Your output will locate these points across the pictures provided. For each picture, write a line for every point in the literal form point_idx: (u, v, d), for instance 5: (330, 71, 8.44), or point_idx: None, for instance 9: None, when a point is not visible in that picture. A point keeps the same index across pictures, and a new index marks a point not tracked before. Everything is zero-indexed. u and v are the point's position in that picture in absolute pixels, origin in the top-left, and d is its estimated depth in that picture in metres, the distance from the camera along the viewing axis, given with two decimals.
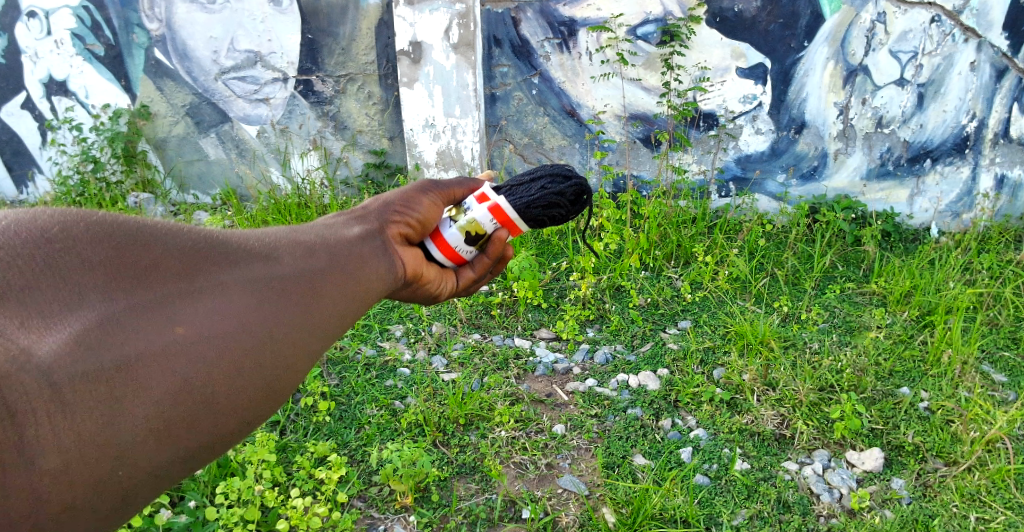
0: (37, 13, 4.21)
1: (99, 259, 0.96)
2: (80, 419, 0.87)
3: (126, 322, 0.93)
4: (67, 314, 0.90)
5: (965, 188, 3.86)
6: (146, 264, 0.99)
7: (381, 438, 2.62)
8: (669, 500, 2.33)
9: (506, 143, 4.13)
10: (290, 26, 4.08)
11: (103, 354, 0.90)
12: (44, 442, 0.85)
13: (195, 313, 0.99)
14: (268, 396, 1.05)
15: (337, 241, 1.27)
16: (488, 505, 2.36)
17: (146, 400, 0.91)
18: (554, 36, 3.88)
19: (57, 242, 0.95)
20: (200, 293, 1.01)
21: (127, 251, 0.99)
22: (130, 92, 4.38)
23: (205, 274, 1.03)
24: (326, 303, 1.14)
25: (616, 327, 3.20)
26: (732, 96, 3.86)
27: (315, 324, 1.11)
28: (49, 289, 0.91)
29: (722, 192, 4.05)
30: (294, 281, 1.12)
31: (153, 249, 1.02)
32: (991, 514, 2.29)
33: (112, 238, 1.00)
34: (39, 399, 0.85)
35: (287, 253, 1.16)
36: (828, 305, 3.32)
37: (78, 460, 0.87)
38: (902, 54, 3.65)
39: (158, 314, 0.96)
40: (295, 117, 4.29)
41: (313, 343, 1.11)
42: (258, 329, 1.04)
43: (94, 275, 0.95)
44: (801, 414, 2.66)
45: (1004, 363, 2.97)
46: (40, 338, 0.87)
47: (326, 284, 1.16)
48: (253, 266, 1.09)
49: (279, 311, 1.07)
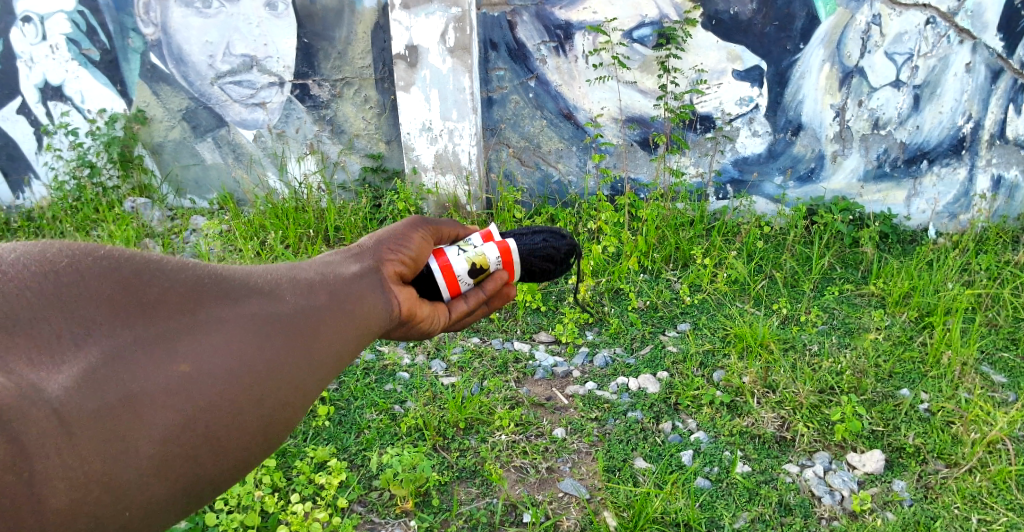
0: (32, 18, 4.19)
1: (103, 294, 0.96)
2: (85, 456, 0.86)
3: (130, 357, 0.93)
4: (75, 349, 0.91)
5: (962, 189, 3.87)
6: (152, 298, 0.99)
7: (381, 443, 2.61)
8: (670, 503, 2.33)
9: (503, 146, 4.12)
10: (286, 30, 4.08)
11: (107, 390, 0.90)
12: (54, 478, 0.84)
13: (198, 348, 0.98)
14: (268, 433, 1.04)
15: (339, 278, 1.23)
16: (489, 509, 2.35)
17: (148, 437, 0.91)
18: (551, 39, 3.88)
19: (64, 276, 0.96)
20: (203, 330, 1.00)
21: (132, 286, 0.99)
22: (126, 97, 4.36)
23: (207, 309, 1.02)
24: (328, 340, 1.12)
25: (615, 330, 3.20)
26: (729, 98, 3.86)
27: (316, 361, 1.09)
28: (57, 324, 0.92)
29: (720, 194, 4.05)
30: (297, 317, 1.10)
31: (158, 283, 1.01)
32: (992, 515, 2.29)
33: (120, 271, 1.00)
34: (48, 434, 0.85)
35: (290, 288, 1.14)
36: (827, 307, 3.32)
37: (84, 498, 0.86)
38: (897, 56, 3.66)
39: (161, 352, 0.95)
40: (292, 121, 4.28)
41: (314, 381, 1.09)
42: (259, 368, 1.02)
43: (101, 310, 0.95)
44: (801, 416, 2.66)
45: (1003, 364, 2.97)
46: (50, 372, 0.88)
47: (329, 320, 1.14)
48: (255, 301, 1.08)
49: (281, 348, 1.05)
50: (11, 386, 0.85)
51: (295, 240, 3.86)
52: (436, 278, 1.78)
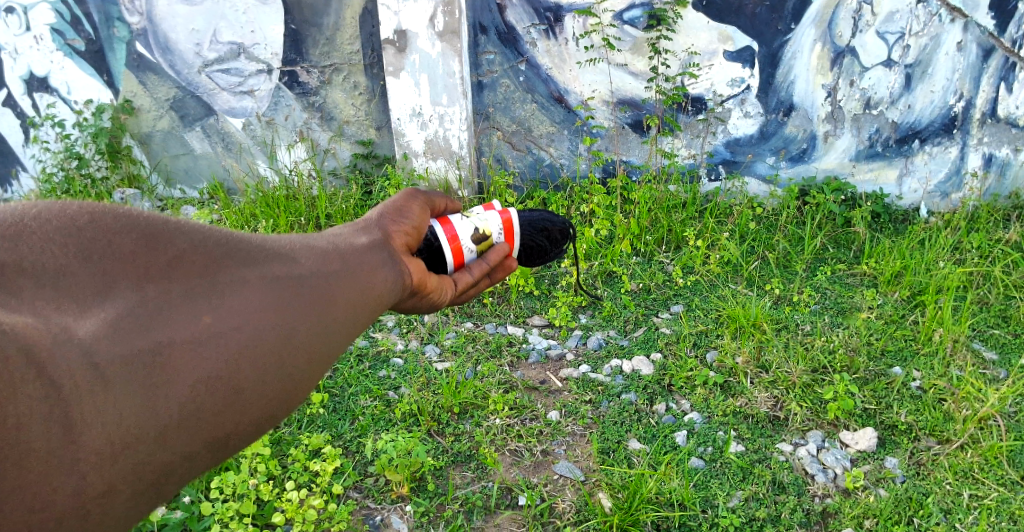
0: (14, 8, 4.13)
1: (130, 247, 0.94)
2: (119, 401, 0.83)
3: (152, 312, 0.90)
4: (101, 301, 0.88)
5: (953, 167, 3.87)
6: (172, 255, 0.96)
7: (375, 429, 2.60)
8: (665, 484, 2.33)
9: (494, 130, 4.10)
10: (273, 17, 4.03)
11: (137, 338, 0.87)
12: (88, 422, 0.81)
13: (218, 306, 0.95)
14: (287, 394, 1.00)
15: (357, 245, 1.23)
16: (485, 493, 2.37)
17: (179, 385, 0.88)
18: (540, 22, 3.85)
19: (88, 230, 0.93)
20: (228, 285, 0.98)
21: (156, 241, 0.96)
22: (113, 87, 4.32)
23: (226, 271, 0.99)
24: (348, 299, 1.11)
25: (609, 313, 3.20)
26: (720, 79, 3.84)
27: (333, 323, 1.07)
28: (81, 275, 0.89)
29: (712, 175, 4.04)
30: (320, 277, 1.09)
31: (177, 242, 0.98)
32: (984, 490, 2.31)
33: (143, 226, 0.97)
34: (80, 378, 0.81)
35: (307, 254, 1.11)
36: (820, 287, 3.32)
37: (116, 444, 0.82)
38: (889, 35, 3.65)
39: (187, 303, 0.93)
40: (281, 109, 4.25)
41: (338, 341, 1.08)
42: (286, 322, 1.01)
43: (122, 265, 0.92)
44: (795, 395, 2.67)
45: (995, 341, 2.99)
46: (78, 318, 0.85)
47: (346, 284, 1.12)
48: (278, 262, 1.06)
49: (298, 314, 1.02)
50: (40, 329, 0.81)
51: (287, 228, 3.84)
52: (440, 239, 1.79)
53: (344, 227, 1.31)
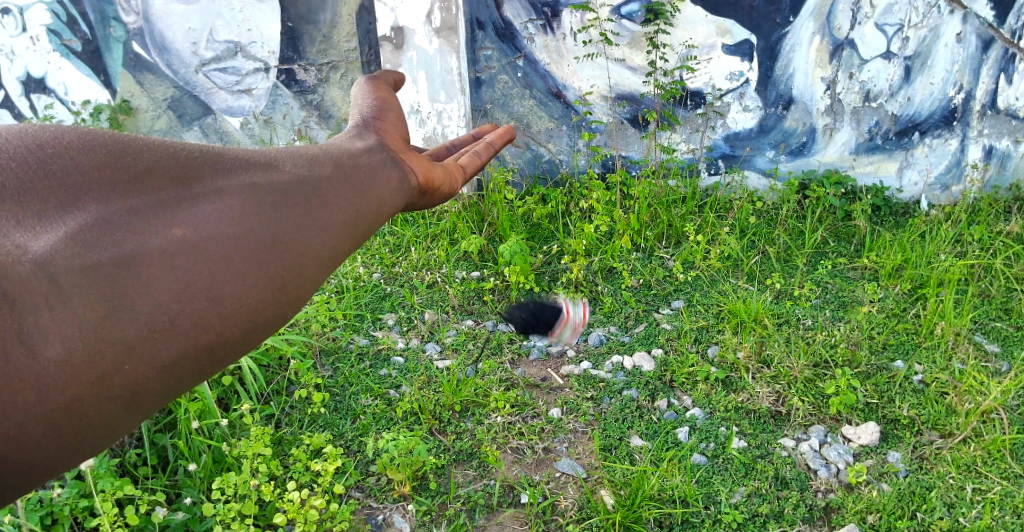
0: (10, 9, 4.11)
1: (90, 167, 1.04)
2: (78, 308, 0.89)
3: (121, 222, 0.99)
4: (65, 218, 0.97)
5: (953, 159, 3.86)
6: (140, 171, 1.07)
7: (376, 428, 2.60)
8: (667, 480, 2.33)
9: (492, 127, 4.09)
10: (269, 15, 4.02)
11: (102, 250, 0.95)
12: (44, 330, 0.86)
13: (190, 218, 1.04)
14: (274, 294, 1.08)
15: (340, 155, 1.35)
16: (487, 491, 2.36)
17: (143, 290, 0.94)
18: (538, 17, 3.83)
19: (50, 150, 1.03)
20: (191, 200, 1.07)
21: (119, 159, 1.07)
22: (110, 87, 4.30)
23: (199, 184, 1.10)
24: (321, 209, 1.19)
25: (609, 309, 3.19)
26: (719, 73, 3.83)
27: (302, 234, 1.13)
28: (45, 192, 0.99)
29: (711, 169, 4.03)
30: (284, 188, 1.17)
31: (146, 162, 1.09)
32: (987, 484, 2.30)
33: (103, 150, 1.07)
34: (38, 287, 0.88)
35: (288, 163, 1.23)
36: (821, 281, 3.31)
37: (85, 357, 0.88)
38: (888, 27, 3.63)
39: (157, 217, 1.02)
40: (279, 107, 4.24)
41: (319, 246, 1.15)
42: (252, 230, 1.08)
43: (89, 182, 1.02)
44: (796, 390, 2.66)
45: (997, 333, 2.98)
46: (35, 236, 0.93)
47: (326, 189, 1.22)
48: (244, 176, 1.16)
49: (271, 217, 1.11)
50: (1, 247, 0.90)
51: None
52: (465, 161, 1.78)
53: (342, 135, 1.48)
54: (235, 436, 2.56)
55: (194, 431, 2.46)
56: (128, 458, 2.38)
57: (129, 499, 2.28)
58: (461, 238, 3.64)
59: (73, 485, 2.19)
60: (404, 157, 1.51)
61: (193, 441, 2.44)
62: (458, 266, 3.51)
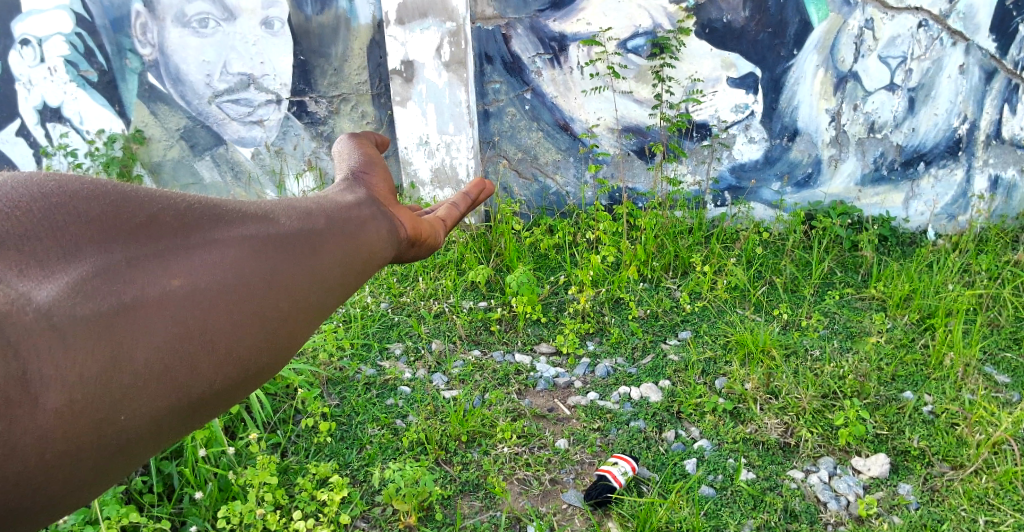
0: (30, 41, 4.21)
1: (95, 213, 0.93)
2: (81, 358, 0.82)
3: (122, 273, 0.90)
4: (66, 264, 0.88)
5: (959, 189, 3.88)
6: (142, 220, 0.96)
7: (383, 458, 2.60)
8: (675, 512, 2.32)
9: (500, 158, 4.14)
10: (282, 48, 4.10)
11: (104, 299, 0.87)
12: (49, 378, 0.79)
13: (190, 266, 0.95)
14: (272, 346, 0.99)
15: (334, 207, 1.23)
16: (493, 522, 2.35)
17: (147, 340, 0.87)
18: (545, 51, 3.89)
19: (54, 196, 0.92)
20: (196, 249, 0.97)
21: (123, 207, 0.96)
22: (124, 117, 4.37)
23: (200, 233, 1.00)
24: (326, 257, 1.10)
25: (616, 339, 3.20)
26: (724, 105, 3.87)
27: (305, 283, 1.05)
28: (48, 239, 0.88)
29: (718, 201, 4.06)
30: (293, 236, 1.08)
31: (148, 207, 0.98)
32: (999, 517, 2.28)
33: (106, 194, 0.96)
34: (40, 336, 0.81)
35: (287, 214, 1.12)
36: (828, 312, 3.31)
37: (83, 401, 0.81)
38: (891, 60, 3.67)
39: (157, 264, 0.93)
40: (290, 138, 4.31)
41: (323, 297, 1.07)
42: (257, 279, 1.00)
43: (89, 231, 0.91)
44: (805, 421, 2.65)
45: (1006, 364, 2.96)
46: (38, 283, 0.84)
47: (329, 240, 1.13)
48: (249, 225, 1.06)
49: (278, 263, 1.03)
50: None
51: None
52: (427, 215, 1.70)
53: (332, 188, 1.35)
54: (242, 464, 2.56)
55: (201, 459, 2.46)
56: (134, 486, 2.38)
57: (134, 527, 2.27)
58: (468, 268, 3.66)
59: (79, 512, 2.19)
60: (391, 209, 1.37)
61: (199, 470, 2.44)
62: (465, 296, 3.53)
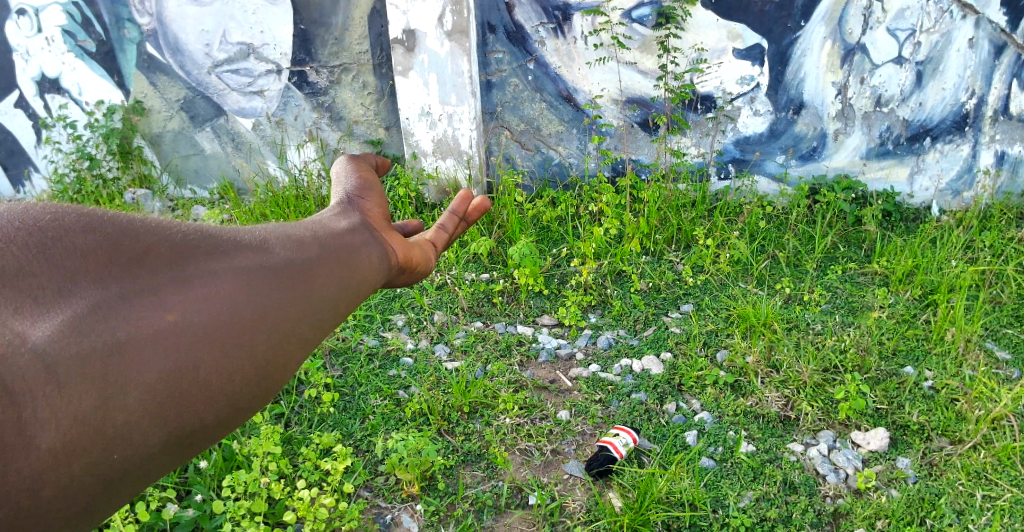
0: (26, 10, 4.16)
1: (92, 245, 0.93)
2: (76, 401, 0.83)
3: (117, 308, 0.90)
4: (61, 300, 0.88)
5: (965, 165, 3.84)
6: (137, 252, 0.96)
7: (385, 428, 2.61)
8: (675, 483, 2.34)
9: (503, 130, 4.10)
10: (282, 17, 4.04)
11: (100, 337, 0.87)
12: (43, 422, 0.81)
13: (186, 300, 0.95)
14: (263, 381, 1.01)
15: (328, 233, 1.24)
16: (495, 492, 2.38)
17: (140, 380, 0.88)
18: (549, 21, 3.84)
19: (49, 228, 0.92)
20: (193, 280, 0.97)
21: (119, 237, 0.96)
22: (123, 88, 4.33)
23: (196, 264, 1.00)
24: (321, 289, 1.11)
25: (618, 312, 3.19)
26: (729, 78, 3.83)
27: (298, 316, 1.05)
28: (43, 274, 0.89)
29: (721, 174, 4.04)
30: (290, 267, 1.09)
31: (144, 237, 0.98)
32: (997, 491, 2.29)
33: (103, 225, 0.96)
34: (36, 380, 0.82)
35: (281, 242, 1.12)
36: (831, 286, 3.31)
37: (77, 444, 0.83)
38: (900, 32, 3.62)
39: (154, 298, 0.93)
40: (291, 109, 4.27)
41: (316, 329, 1.08)
42: (252, 311, 1.00)
43: (85, 266, 0.91)
44: (805, 395, 2.66)
45: (1007, 340, 2.97)
46: (33, 322, 0.85)
47: (324, 270, 1.14)
48: (247, 255, 1.06)
49: (272, 295, 1.03)
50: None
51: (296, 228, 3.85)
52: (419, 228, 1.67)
53: (324, 213, 1.34)
54: (245, 434, 2.57)
55: None
56: None
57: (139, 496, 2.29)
58: (471, 240, 3.65)
59: None
60: (384, 234, 1.36)
61: None
62: (468, 268, 3.52)
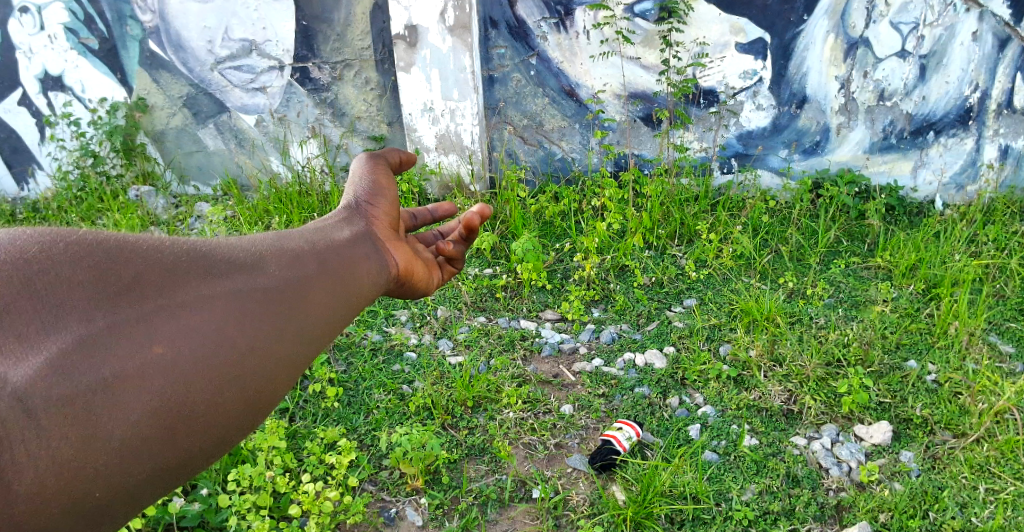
0: (29, 8, 4.17)
1: (80, 278, 1.02)
2: (67, 432, 0.92)
3: (106, 340, 0.99)
4: (49, 334, 0.96)
5: (968, 159, 3.84)
6: (125, 282, 1.05)
7: (389, 422, 2.62)
8: (679, 477, 2.35)
9: (505, 125, 4.10)
10: (284, 14, 4.05)
11: (89, 369, 0.96)
12: (35, 454, 0.90)
13: (174, 330, 1.05)
14: (255, 400, 1.12)
15: (320, 248, 1.36)
16: (499, 486, 2.39)
17: (131, 408, 0.97)
18: (551, 16, 3.84)
19: (36, 263, 1.00)
20: (183, 308, 1.07)
21: (107, 269, 1.05)
22: (126, 85, 4.34)
23: (185, 291, 1.10)
24: (310, 309, 1.22)
25: (621, 306, 3.20)
26: (732, 72, 3.83)
27: (287, 336, 1.17)
28: (31, 310, 0.97)
29: (724, 168, 4.03)
30: (279, 289, 1.20)
31: (132, 267, 1.07)
32: (1001, 484, 2.30)
33: (92, 256, 1.05)
34: (21, 418, 0.90)
35: (273, 263, 1.24)
36: (834, 280, 3.31)
37: (70, 473, 0.92)
38: (903, 26, 3.62)
39: (143, 328, 1.02)
40: (293, 105, 4.27)
41: (306, 347, 1.20)
42: (241, 337, 1.11)
43: (74, 299, 1.00)
44: (809, 389, 2.66)
45: (1011, 334, 2.96)
46: (18, 361, 0.92)
47: (313, 289, 1.25)
48: (236, 278, 1.17)
49: (259, 319, 1.14)
50: None
51: (300, 224, 3.86)
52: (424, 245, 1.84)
53: (332, 219, 1.52)
54: None
55: None
56: None
57: None
58: (474, 235, 3.66)
59: None
60: (384, 246, 1.53)
61: None
62: (471, 263, 3.52)
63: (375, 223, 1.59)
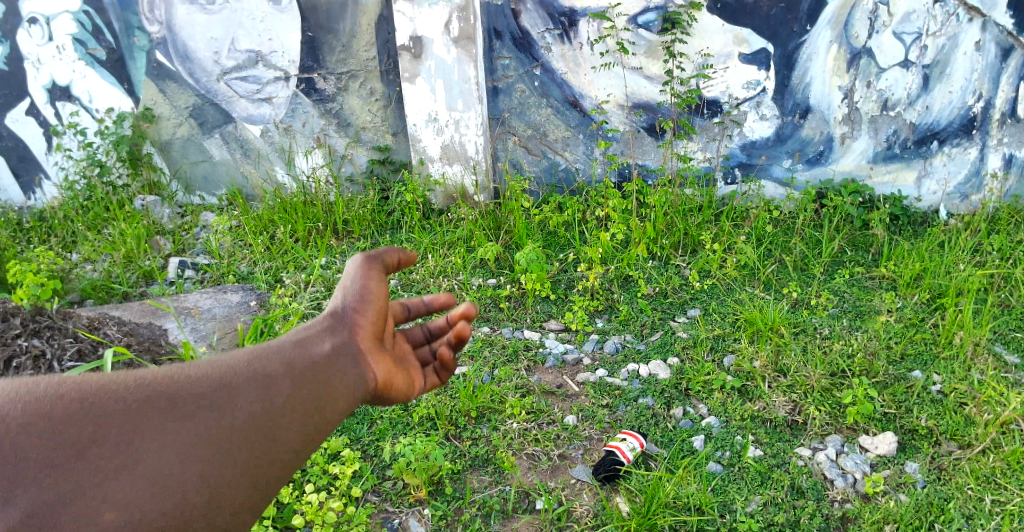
0: (37, 19, 4.20)
1: (44, 446, 1.22)
2: None
3: (56, 506, 1.18)
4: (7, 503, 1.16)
5: (973, 168, 3.83)
6: (84, 444, 1.24)
7: (393, 433, 2.62)
8: (683, 488, 2.35)
9: (509, 135, 4.11)
10: (290, 25, 4.08)
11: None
12: None
13: (117, 493, 1.22)
14: None
15: (287, 374, 1.49)
16: (502, 497, 2.39)
17: None
18: (555, 27, 3.86)
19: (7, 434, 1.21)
20: (131, 469, 1.25)
21: (69, 431, 1.25)
22: (133, 95, 4.37)
23: (136, 451, 1.27)
24: (257, 452, 1.37)
25: (625, 317, 3.20)
26: (735, 82, 3.84)
27: (230, 486, 1.32)
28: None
29: (728, 179, 4.03)
30: (227, 438, 1.35)
31: (91, 427, 1.26)
32: (1007, 496, 2.29)
33: (57, 420, 1.25)
34: None
35: (231, 404, 1.38)
36: (838, 290, 3.31)
37: None
38: (905, 36, 3.63)
39: (92, 493, 1.21)
40: (298, 115, 4.30)
41: (250, 492, 1.34)
42: (182, 491, 1.27)
43: (34, 467, 1.20)
44: (813, 400, 2.66)
45: (1017, 344, 2.96)
46: None
47: (264, 431, 1.39)
48: (188, 427, 1.32)
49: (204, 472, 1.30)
50: None
51: (304, 234, 3.87)
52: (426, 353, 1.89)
53: (317, 329, 1.63)
54: None
55: None
56: None
57: None
58: (478, 245, 3.67)
59: None
60: (363, 359, 1.64)
61: None
62: (475, 273, 3.53)
63: (362, 333, 1.68)
